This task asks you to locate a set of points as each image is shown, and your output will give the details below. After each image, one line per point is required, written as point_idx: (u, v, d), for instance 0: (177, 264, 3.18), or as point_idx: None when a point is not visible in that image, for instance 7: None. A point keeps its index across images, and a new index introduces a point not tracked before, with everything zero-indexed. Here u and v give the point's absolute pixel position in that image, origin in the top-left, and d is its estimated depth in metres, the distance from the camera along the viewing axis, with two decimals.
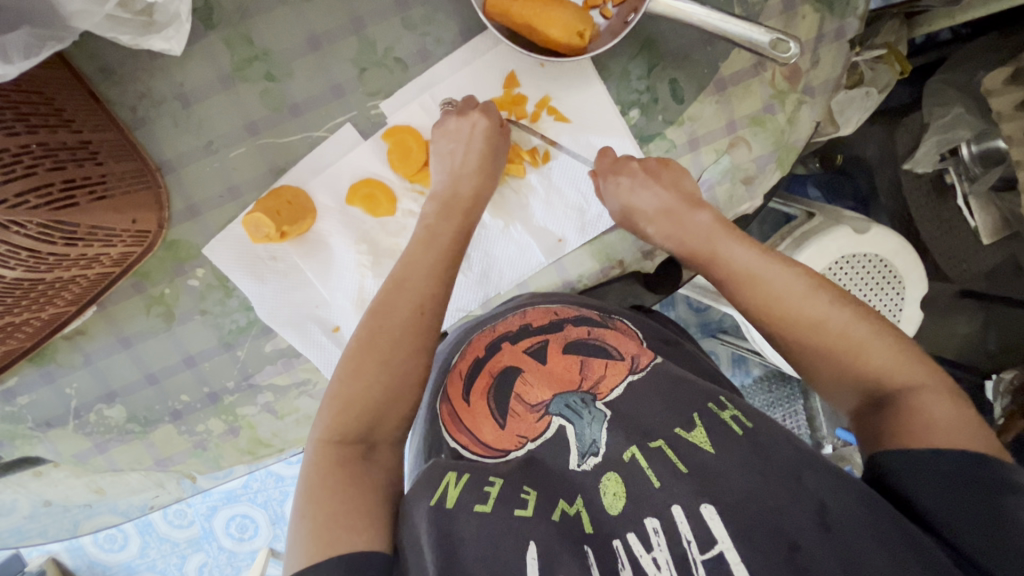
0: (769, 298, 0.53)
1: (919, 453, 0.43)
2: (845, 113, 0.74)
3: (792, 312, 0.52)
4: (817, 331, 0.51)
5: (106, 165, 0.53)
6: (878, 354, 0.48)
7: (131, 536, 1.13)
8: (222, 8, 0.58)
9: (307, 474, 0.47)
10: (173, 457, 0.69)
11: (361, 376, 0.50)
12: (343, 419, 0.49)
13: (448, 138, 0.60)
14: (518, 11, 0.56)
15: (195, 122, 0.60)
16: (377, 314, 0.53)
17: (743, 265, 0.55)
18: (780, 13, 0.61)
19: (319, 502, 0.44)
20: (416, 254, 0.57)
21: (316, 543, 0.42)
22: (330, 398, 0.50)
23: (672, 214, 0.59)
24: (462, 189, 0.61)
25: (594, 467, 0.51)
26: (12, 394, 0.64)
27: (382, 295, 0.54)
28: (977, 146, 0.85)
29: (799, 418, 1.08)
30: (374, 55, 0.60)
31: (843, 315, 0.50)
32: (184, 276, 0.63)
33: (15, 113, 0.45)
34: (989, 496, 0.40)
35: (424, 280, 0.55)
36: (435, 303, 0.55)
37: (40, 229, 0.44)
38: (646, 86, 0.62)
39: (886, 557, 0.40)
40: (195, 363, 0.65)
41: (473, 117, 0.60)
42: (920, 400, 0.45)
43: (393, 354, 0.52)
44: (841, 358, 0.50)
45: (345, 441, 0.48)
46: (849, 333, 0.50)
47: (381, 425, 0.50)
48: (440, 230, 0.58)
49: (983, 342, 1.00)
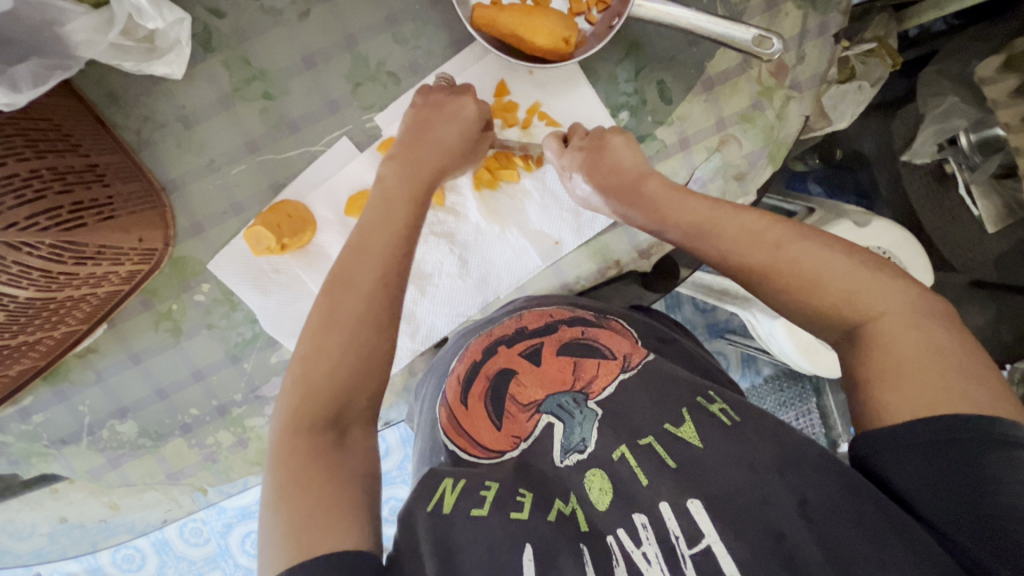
0: (743, 268, 0.50)
1: (901, 432, 0.41)
2: (839, 108, 0.77)
3: (779, 262, 0.48)
4: (768, 276, 0.49)
5: (113, 187, 0.55)
6: (843, 284, 0.46)
7: (148, 556, 1.13)
8: (220, 31, 0.60)
9: (276, 463, 0.44)
10: (184, 470, 0.70)
11: (325, 354, 0.47)
12: (309, 401, 0.46)
13: (432, 110, 0.59)
14: (504, 22, 0.58)
15: (197, 142, 0.62)
16: (337, 284, 0.50)
17: (716, 236, 0.52)
18: (763, 12, 0.62)
19: (296, 497, 0.42)
20: (382, 222, 0.54)
21: (297, 544, 0.40)
22: (292, 380, 0.47)
23: (625, 188, 0.57)
24: (434, 156, 0.58)
25: (577, 462, 0.52)
26: (27, 413, 0.66)
27: (344, 265, 0.51)
28: (975, 134, 0.87)
29: (813, 417, 1.06)
30: (367, 70, 0.62)
31: (815, 260, 0.47)
32: (191, 291, 0.64)
33: (26, 140, 0.47)
34: (969, 461, 0.39)
35: (391, 247, 0.53)
36: (400, 267, 0.52)
37: (50, 250, 0.47)
38: (634, 88, 0.64)
39: (867, 543, 0.41)
40: (204, 377, 0.67)
41: (464, 98, 0.59)
42: (883, 334, 0.44)
43: (359, 327, 0.49)
44: (848, 312, 0.46)
45: (315, 426, 0.45)
46: (843, 279, 0.46)
47: (350, 404, 0.47)
48: (409, 193, 0.56)
49: (997, 334, 0.96)
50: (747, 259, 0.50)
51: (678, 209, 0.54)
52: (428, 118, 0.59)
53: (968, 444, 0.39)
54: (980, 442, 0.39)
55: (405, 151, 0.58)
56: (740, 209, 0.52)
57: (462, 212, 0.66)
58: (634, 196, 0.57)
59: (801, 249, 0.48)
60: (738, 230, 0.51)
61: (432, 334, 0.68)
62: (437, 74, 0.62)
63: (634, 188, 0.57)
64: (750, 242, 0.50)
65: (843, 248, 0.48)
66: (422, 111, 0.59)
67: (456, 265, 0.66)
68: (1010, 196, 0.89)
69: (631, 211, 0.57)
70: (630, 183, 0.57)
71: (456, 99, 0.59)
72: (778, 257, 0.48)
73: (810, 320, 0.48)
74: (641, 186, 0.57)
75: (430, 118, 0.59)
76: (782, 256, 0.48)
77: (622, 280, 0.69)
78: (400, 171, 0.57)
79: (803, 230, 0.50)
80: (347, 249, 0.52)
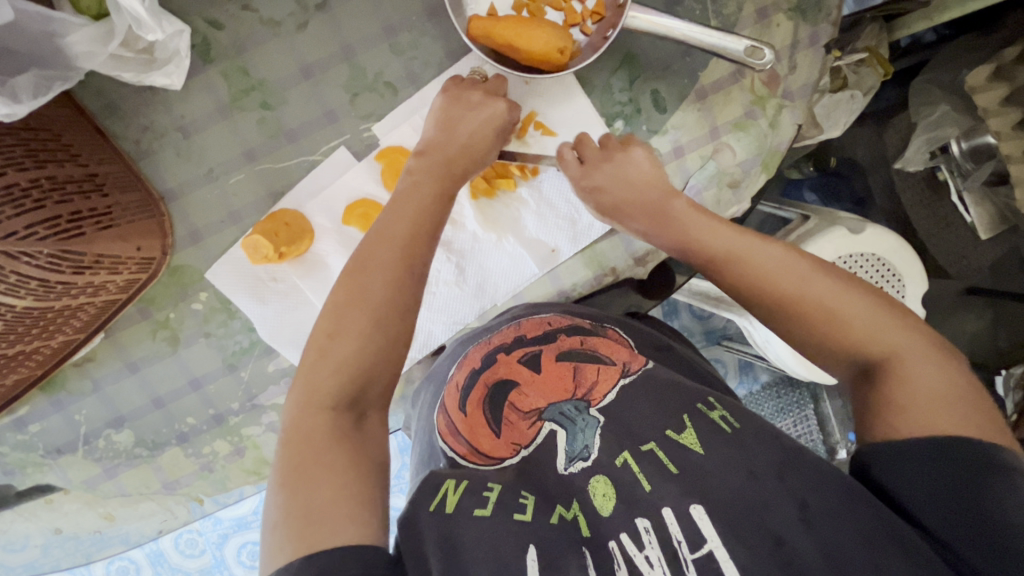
0: (767, 294, 0.49)
1: (906, 444, 0.42)
2: (832, 117, 0.78)
3: (805, 294, 0.48)
4: (794, 306, 0.48)
5: (112, 196, 0.55)
6: (858, 320, 0.46)
7: (143, 568, 1.12)
8: (219, 43, 0.61)
9: (293, 441, 0.44)
10: (180, 479, 0.70)
11: (350, 334, 0.47)
12: (331, 382, 0.46)
13: (461, 106, 0.59)
14: (500, 33, 0.58)
15: (196, 152, 0.62)
16: (363, 266, 0.50)
17: (745, 259, 0.51)
18: (755, 23, 0.63)
19: (311, 484, 0.42)
20: (405, 208, 0.53)
21: (312, 532, 0.40)
22: (315, 356, 0.47)
23: (653, 210, 0.57)
24: (458, 151, 0.58)
25: (582, 470, 0.52)
26: (23, 423, 0.66)
27: (369, 247, 0.51)
28: (966, 142, 0.87)
29: (810, 423, 1.07)
30: (365, 80, 0.63)
31: (836, 291, 0.47)
32: (188, 300, 0.65)
33: (25, 150, 0.48)
34: (972, 479, 0.40)
35: (416, 233, 0.52)
36: (423, 255, 0.52)
37: (49, 260, 0.47)
38: (628, 98, 0.64)
39: (867, 553, 0.41)
40: (200, 386, 0.67)
41: (495, 102, 0.60)
42: (904, 369, 0.44)
43: (385, 311, 0.48)
44: (869, 343, 0.46)
45: (335, 408, 0.46)
46: (852, 320, 0.46)
47: (370, 389, 0.47)
48: (438, 186, 0.55)
49: (994, 340, 0.99)
50: (774, 287, 0.49)
51: (701, 233, 0.54)
52: (456, 112, 0.59)
53: (973, 464, 0.40)
54: (983, 464, 0.40)
55: (429, 145, 0.58)
56: (759, 237, 0.52)
57: (459, 221, 0.66)
58: (659, 217, 0.57)
59: (810, 283, 0.48)
60: (748, 260, 0.51)
61: (430, 342, 0.68)
62: (471, 70, 0.63)
63: (661, 209, 0.57)
64: (775, 271, 0.49)
65: (860, 284, 0.48)
66: (452, 104, 0.59)
67: (453, 274, 0.66)
68: (1001, 203, 0.89)
69: (653, 235, 0.58)
70: (657, 204, 0.57)
71: (489, 101, 0.60)
72: (803, 288, 0.48)
73: (826, 350, 0.48)
74: (671, 203, 0.57)
75: (458, 112, 0.59)
76: (794, 296, 0.48)
77: (618, 286, 0.70)
78: (425, 164, 0.57)
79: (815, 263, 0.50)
80: (372, 232, 0.52)
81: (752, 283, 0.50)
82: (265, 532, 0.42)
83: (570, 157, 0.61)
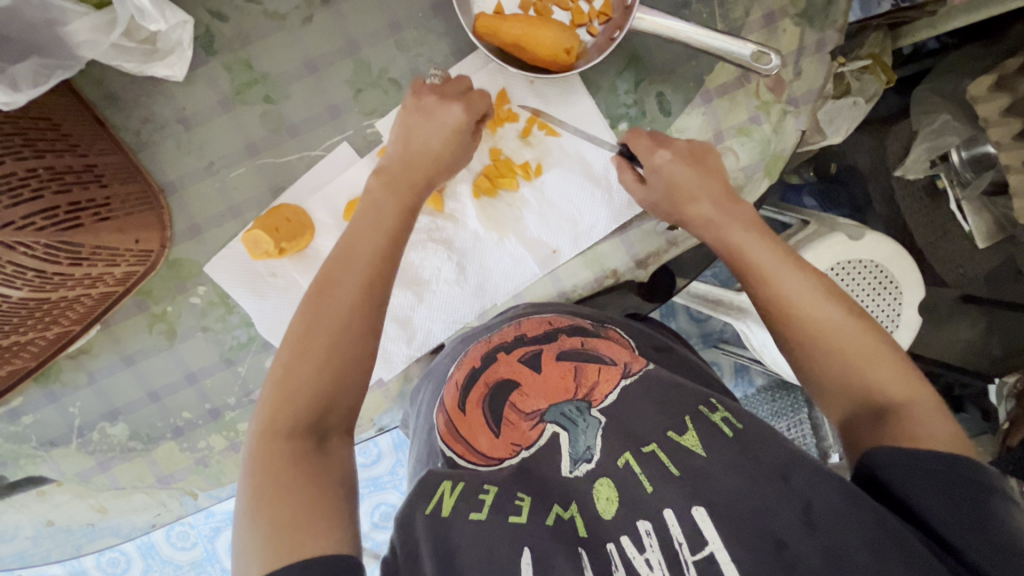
0: (804, 319, 0.51)
1: (913, 454, 0.44)
2: (835, 124, 0.78)
3: (844, 328, 0.50)
4: (830, 336, 0.50)
5: (111, 187, 0.55)
6: (857, 344, 0.50)
7: (133, 559, 1.12)
8: (223, 34, 0.60)
9: (255, 469, 0.44)
10: (174, 474, 0.70)
11: (306, 360, 0.48)
12: (289, 408, 0.46)
13: (422, 120, 0.58)
14: (507, 31, 0.58)
15: (197, 144, 0.62)
16: (321, 290, 0.50)
17: (786, 284, 0.53)
18: (762, 27, 0.63)
19: (273, 504, 0.42)
20: (367, 229, 0.54)
21: (277, 550, 0.40)
22: (272, 386, 0.47)
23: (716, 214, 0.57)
24: (420, 167, 0.58)
25: (586, 474, 0.52)
26: (16, 414, 0.65)
27: (329, 272, 0.51)
28: (966, 151, 0.88)
29: (805, 428, 1.07)
30: (369, 76, 0.62)
31: (868, 336, 0.50)
32: (186, 293, 0.64)
33: (24, 139, 0.47)
34: (980, 499, 0.42)
35: (378, 253, 0.53)
36: (385, 276, 0.52)
37: (46, 250, 0.46)
38: (634, 100, 0.64)
39: (868, 555, 0.41)
40: (197, 380, 0.66)
41: (452, 105, 0.58)
42: (910, 412, 0.46)
43: (341, 335, 0.49)
44: (882, 386, 0.48)
45: (294, 433, 0.46)
46: (851, 345, 0.50)
47: (330, 412, 0.48)
48: (399, 204, 0.56)
49: (987, 347, 0.98)
50: (820, 318, 0.51)
51: (746, 247, 0.55)
52: (414, 122, 0.58)
53: (980, 485, 0.42)
54: (986, 485, 0.42)
55: (393, 162, 0.58)
56: (798, 268, 0.53)
57: (460, 219, 0.66)
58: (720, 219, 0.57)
59: (823, 307, 0.51)
60: (769, 275, 0.54)
61: (429, 340, 0.68)
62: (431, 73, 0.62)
63: (728, 207, 0.58)
64: (817, 302, 0.52)
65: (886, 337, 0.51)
66: (411, 115, 0.58)
67: (453, 272, 0.66)
68: (1000, 213, 0.89)
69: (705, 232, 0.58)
70: (727, 202, 0.58)
71: (444, 104, 0.58)
72: (842, 323, 0.51)
73: (841, 382, 0.50)
74: (735, 206, 0.58)
75: (417, 123, 0.58)
76: (801, 312, 0.52)
77: (619, 288, 0.70)
78: (386, 181, 0.57)
79: (828, 287, 0.53)
80: (334, 255, 0.53)
81: (783, 307, 0.52)
82: (233, 554, 0.42)
83: (644, 137, 0.60)
